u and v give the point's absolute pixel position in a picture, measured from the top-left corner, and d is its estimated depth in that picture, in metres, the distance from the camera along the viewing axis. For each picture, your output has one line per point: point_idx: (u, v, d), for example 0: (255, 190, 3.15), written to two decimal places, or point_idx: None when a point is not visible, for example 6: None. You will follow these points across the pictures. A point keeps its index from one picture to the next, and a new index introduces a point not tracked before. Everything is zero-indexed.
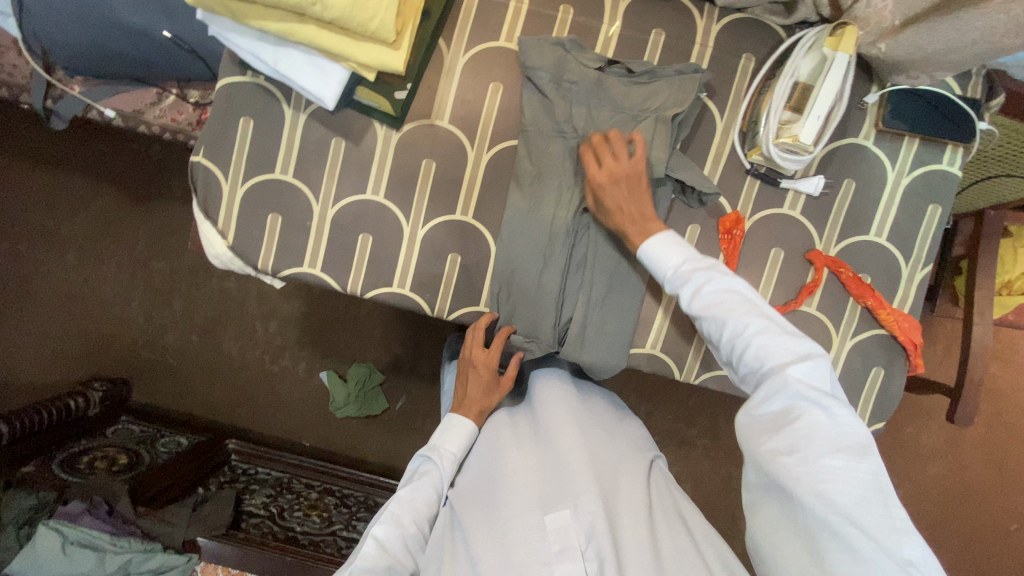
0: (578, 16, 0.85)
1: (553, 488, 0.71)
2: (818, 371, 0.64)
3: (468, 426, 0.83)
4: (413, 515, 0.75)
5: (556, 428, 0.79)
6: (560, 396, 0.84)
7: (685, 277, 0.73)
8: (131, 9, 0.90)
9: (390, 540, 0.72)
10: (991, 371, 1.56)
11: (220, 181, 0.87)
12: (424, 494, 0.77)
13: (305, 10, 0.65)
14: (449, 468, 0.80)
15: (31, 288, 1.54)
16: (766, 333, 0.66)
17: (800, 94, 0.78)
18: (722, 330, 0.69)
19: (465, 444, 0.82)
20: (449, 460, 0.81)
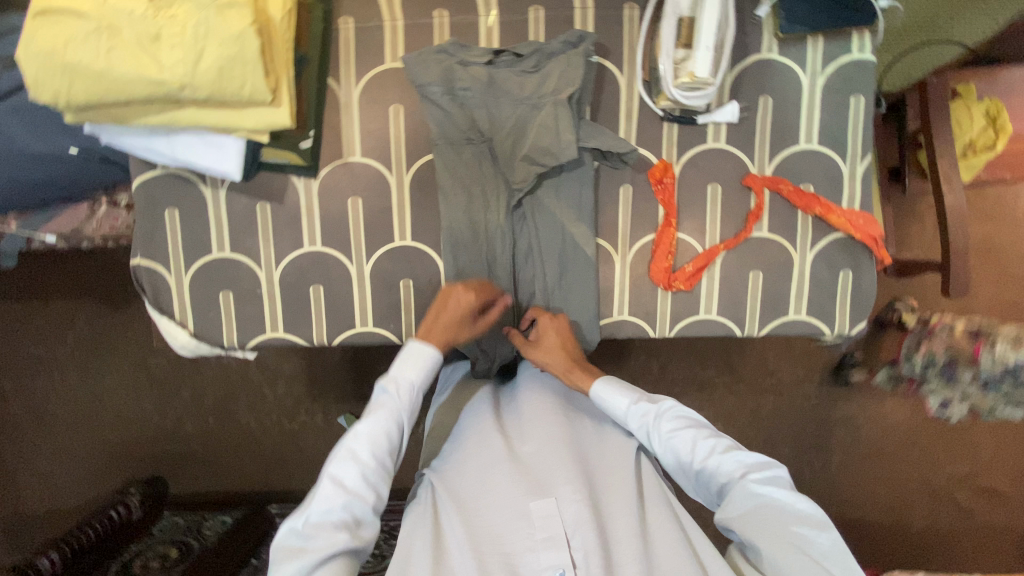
0: (453, 17, 0.84)
1: (538, 476, 0.72)
2: (768, 470, 0.68)
3: (429, 353, 0.77)
4: (370, 443, 0.70)
5: (537, 417, 0.79)
6: (543, 387, 0.85)
7: (640, 407, 0.77)
8: (34, 138, 0.92)
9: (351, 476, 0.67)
10: (980, 232, 1.55)
11: (165, 275, 0.89)
12: (383, 423, 0.71)
13: (176, 95, 0.65)
14: (406, 399, 0.74)
15: (45, 417, 1.58)
16: (712, 443, 0.71)
17: (687, 29, 0.77)
18: (686, 445, 0.73)
19: (425, 372, 0.77)
20: (408, 388, 0.75)
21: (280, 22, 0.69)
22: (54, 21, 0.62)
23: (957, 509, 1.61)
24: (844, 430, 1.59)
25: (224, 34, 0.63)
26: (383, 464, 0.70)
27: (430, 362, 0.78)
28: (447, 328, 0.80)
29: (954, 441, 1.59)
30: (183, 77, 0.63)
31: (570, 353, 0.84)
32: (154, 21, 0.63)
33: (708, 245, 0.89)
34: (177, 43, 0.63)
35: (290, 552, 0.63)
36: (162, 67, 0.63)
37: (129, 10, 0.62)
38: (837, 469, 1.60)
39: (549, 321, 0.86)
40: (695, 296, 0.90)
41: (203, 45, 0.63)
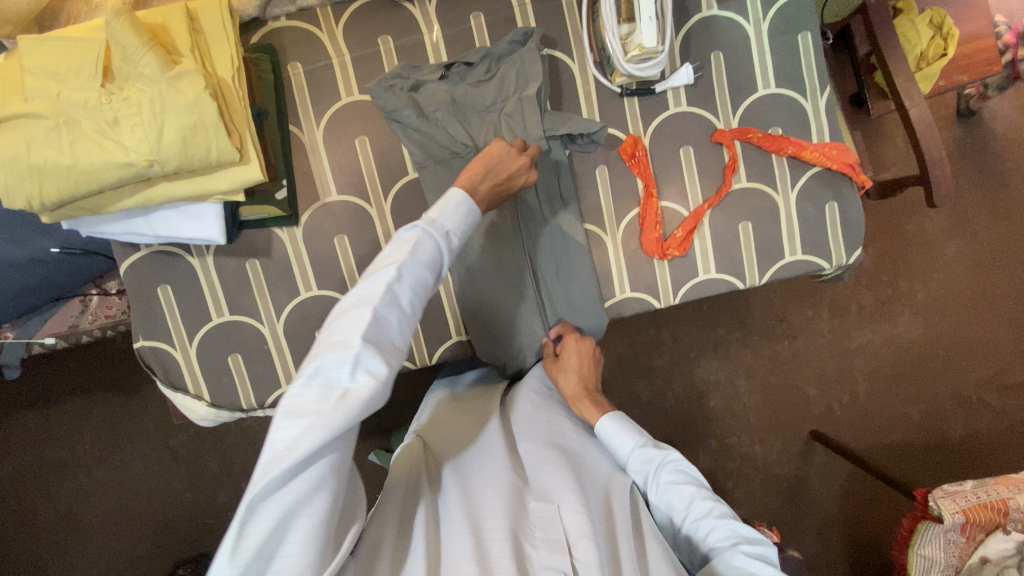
0: (398, 40, 0.85)
1: (540, 484, 0.70)
2: (763, 549, 0.67)
3: (471, 206, 0.67)
4: (410, 290, 0.58)
5: (541, 435, 0.78)
6: (542, 404, 0.84)
7: (642, 454, 0.78)
8: (13, 246, 0.90)
9: (385, 316, 0.55)
10: (950, 137, 1.57)
11: (171, 351, 0.89)
12: (424, 268, 0.60)
13: (147, 174, 0.65)
14: (445, 242, 0.63)
15: (80, 518, 1.56)
16: (706, 510, 0.72)
17: (627, 4, 0.79)
18: (680, 501, 0.74)
19: (466, 223, 0.66)
20: (448, 237, 0.63)
21: (232, 81, 0.70)
22: (10, 128, 0.62)
23: (991, 412, 1.61)
24: (864, 358, 1.60)
25: (181, 105, 0.63)
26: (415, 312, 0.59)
27: (470, 214, 0.67)
28: (475, 176, 0.70)
29: (973, 346, 1.60)
30: (150, 155, 0.64)
31: (585, 384, 0.87)
32: (108, 107, 0.63)
33: (692, 207, 0.90)
34: (136, 123, 0.63)
35: (311, 409, 0.50)
36: (127, 149, 0.63)
37: (83, 101, 0.63)
38: (866, 399, 1.60)
39: (573, 343, 0.88)
40: (691, 259, 0.91)
41: (163, 120, 0.63)
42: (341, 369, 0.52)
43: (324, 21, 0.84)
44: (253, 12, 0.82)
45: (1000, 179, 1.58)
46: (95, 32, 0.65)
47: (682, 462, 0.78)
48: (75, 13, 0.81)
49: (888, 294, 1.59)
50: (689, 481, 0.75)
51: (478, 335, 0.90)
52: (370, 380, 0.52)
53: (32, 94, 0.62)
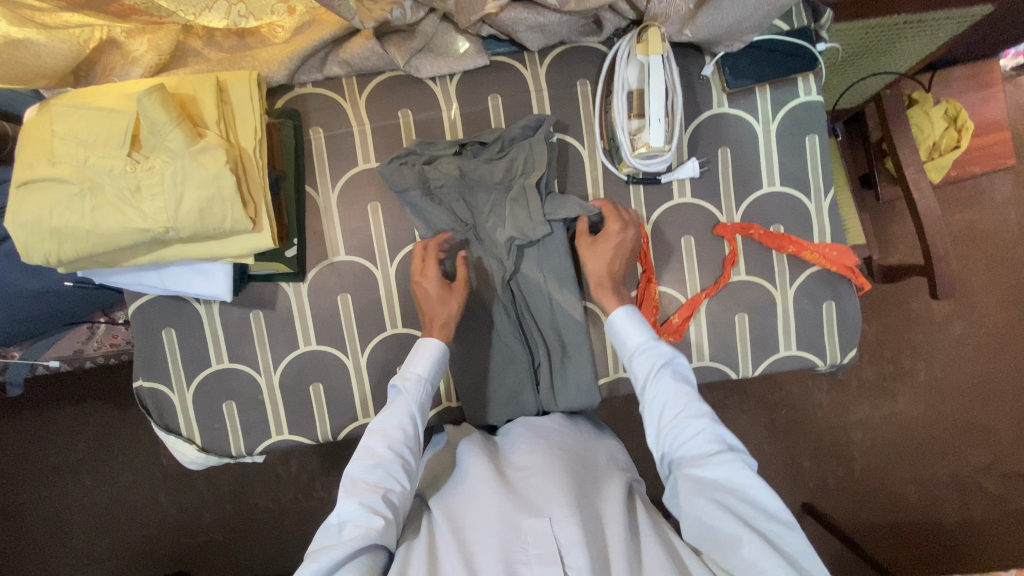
0: (417, 114, 0.88)
1: (532, 498, 0.69)
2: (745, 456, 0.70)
3: (432, 344, 0.82)
4: (385, 441, 0.73)
5: (532, 449, 0.77)
6: (536, 427, 0.83)
7: (653, 350, 0.77)
8: (27, 277, 0.92)
9: (366, 473, 0.70)
10: (962, 221, 1.58)
11: (168, 393, 0.91)
12: (396, 421, 0.75)
13: (162, 238, 0.68)
14: (414, 390, 0.78)
15: (61, 525, 1.51)
16: (705, 414, 0.73)
17: (638, 101, 0.81)
18: (679, 401, 0.74)
19: (433, 365, 0.81)
20: (416, 382, 0.79)
21: (253, 152, 0.74)
22: (38, 190, 0.65)
23: (988, 500, 1.58)
24: (861, 434, 1.58)
25: (202, 178, 0.66)
26: (400, 453, 0.73)
27: (436, 356, 0.81)
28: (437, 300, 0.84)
29: (974, 431, 1.58)
30: (166, 222, 0.67)
31: (613, 273, 0.85)
32: (132, 175, 0.66)
33: (690, 294, 0.92)
34: (156, 192, 0.66)
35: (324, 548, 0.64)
36: (145, 216, 0.66)
37: (108, 168, 0.65)
38: (860, 476, 1.58)
39: (616, 230, 0.84)
40: (686, 344, 0.92)
41: (182, 190, 0.66)
42: (333, 534, 0.66)
43: (348, 92, 0.88)
44: (281, 79, 0.85)
45: (1009, 266, 1.58)
46: (126, 101, 0.68)
47: (683, 368, 0.78)
48: (110, 65, 0.82)
49: (888, 372, 1.58)
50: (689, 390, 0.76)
51: (472, 403, 0.91)
52: (355, 533, 0.64)
53: (60, 158, 0.66)
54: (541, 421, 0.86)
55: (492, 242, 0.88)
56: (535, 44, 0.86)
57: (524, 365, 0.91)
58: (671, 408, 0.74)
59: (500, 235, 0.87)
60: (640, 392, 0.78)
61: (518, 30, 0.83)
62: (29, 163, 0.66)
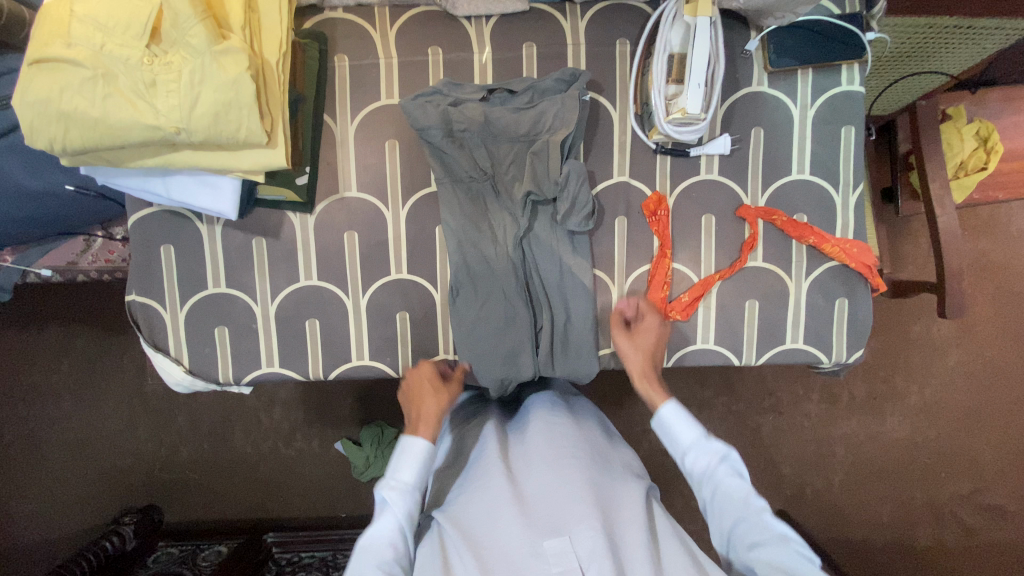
0: (447, 53, 0.85)
1: (551, 514, 0.69)
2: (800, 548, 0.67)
3: (417, 444, 0.78)
4: (378, 554, 0.69)
5: (548, 453, 0.76)
6: (549, 420, 0.83)
7: (707, 446, 0.76)
8: (27, 174, 0.88)
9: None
10: (976, 248, 1.56)
11: (161, 311, 0.89)
12: (386, 543, 0.70)
13: (172, 139, 0.65)
14: (406, 496, 0.74)
15: (36, 444, 1.49)
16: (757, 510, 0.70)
17: (678, 66, 0.78)
18: (730, 497, 0.72)
19: (420, 470, 0.77)
20: (405, 490, 0.74)
21: (275, 64, 0.71)
22: (48, 71, 0.62)
23: (962, 527, 1.59)
24: (845, 448, 1.58)
25: (221, 81, 0.63)
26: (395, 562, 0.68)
27: (424, 460, 0.78)
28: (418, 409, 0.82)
29: (958, 457, 1.58)
30: (179, 122, 0.64)
31: (652, 360, 0.84)
32: (148, 69, 0.63)
33: (703, 274, 0.90)
34: (172, 90, 0.63)
35: None
36: (157, 112, 0.63)
37: (124, 58, 0.62)
38: (841, 488, 1.58)
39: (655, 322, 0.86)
40: (693, 325, 0.90)
41: (199, 91, 0.63)
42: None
43: (379, 21, 0.85)
44: None
45: (1017, 298, 1.56)
46: None
47: (734, 458, 0.75)
48: None
49: (882, 389, 1.58)
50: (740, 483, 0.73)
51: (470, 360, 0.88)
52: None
53: (76, 41, 0.63)
54: (553, 414, 0.84)
55: (509, 197, 0.86)
56: None
57: (527, 327, 0.88)
58: (724, 504, 0.72)
59: (519, 190, 0.85)
60: (698, 489, 0.76)
61: None
62: (41, 42, 0.63)
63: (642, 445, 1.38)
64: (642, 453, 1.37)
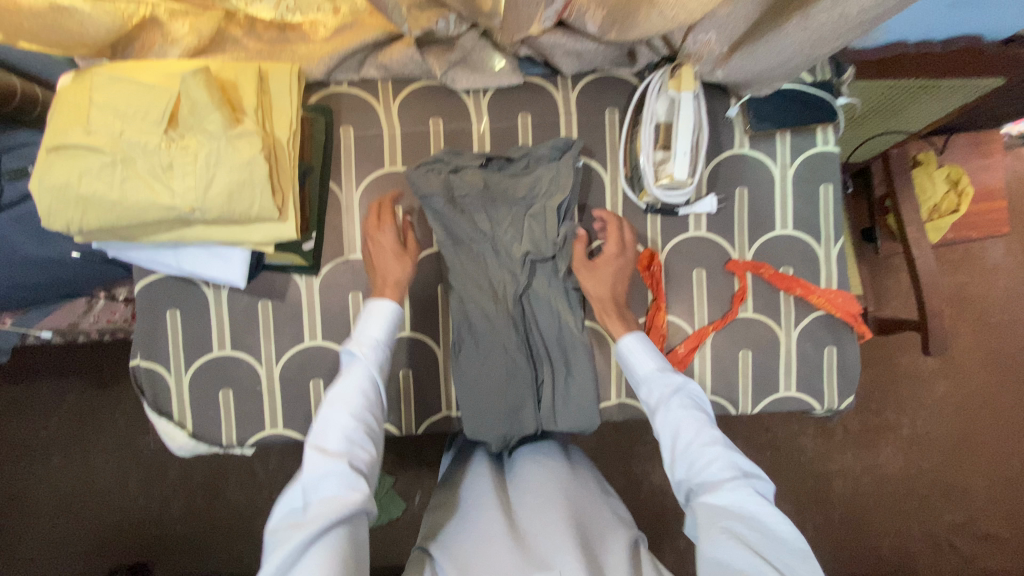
0: (448, 123, 0.90)
1: (543, 552, 0.67)
2: (757, 485, 0.69)
3: (386, 308, 0.81)
4: (347, 403, 0.72)
5: (547, 499, 0.77)
6: (548, 471, 0.83)
7: (666, 375, 0.79)
8: (35, 243, 0.90)
9: (332, 444, 0.68)
10: (955, 282, 1.62)
11: (165, 375, 0.89)
12: (352, 384, 0.73)
13: (187, 217, 0.68)
14: (374, 358, 0.77)
15: (23, 504, 1.46)
16: (717, 444, 0.72)
17: (665, 134, 0.83)
18: (688, 427, 0.74)
19: (387, 330, 0.80)
20: (373, 346, 0.78)
21: (286, 141, 0.74)
22: (68, 156, 0.65)
23: (961, 560, 1.59)
24: (842, 483, 1.59)
25: (236, 163, 0.67)
26: (365, 420, 0.72)
27: (391, 321, 0.81)
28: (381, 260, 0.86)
29: (952, 489, 1.60)
30: (194, 202, 0.67)
31: (616, 297, 0.88)
32: (166, 152, 0.66)
33: (697, 326, 0.93)
34: (188, 172, 0.66)
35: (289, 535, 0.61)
36: (173, 194, 0.66)
37: (142, 143, 0.66)
38: (840, 524, 1.58)
39: (615, 251, 0.88)
40: (689, 375, 0.93)
41: (214, 172, 0.66)
42: (299, 504, 0.64)
43: (383, 94, 0.89)
44: (318, 76, 0.87)
45: (997, 330, 1.62)
46: (169, 80, 0.69)
47: (693, 393, 0.79)
48: (149, 42, 0.82)
49: (874, 423, 1.60)
50: (700, 418, 0.75)
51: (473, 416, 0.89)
52: (324, 500, 0.63)
53: (96, 128, 0.66)
54: (549, 464, 0.85)
55: (508, 256, 0.90)
56: (570, 69, 0.88)
57: (528, 382, 0.90)
58: (684, 436, 0.74)
59: (517, 249, 0.89)
60: (653, 418, 0.78)
61: (556, 54, 0.85)
62: (64, 129, 0.66)
63: (643, 488, 1.38)
64: (642, 496, 1.37)
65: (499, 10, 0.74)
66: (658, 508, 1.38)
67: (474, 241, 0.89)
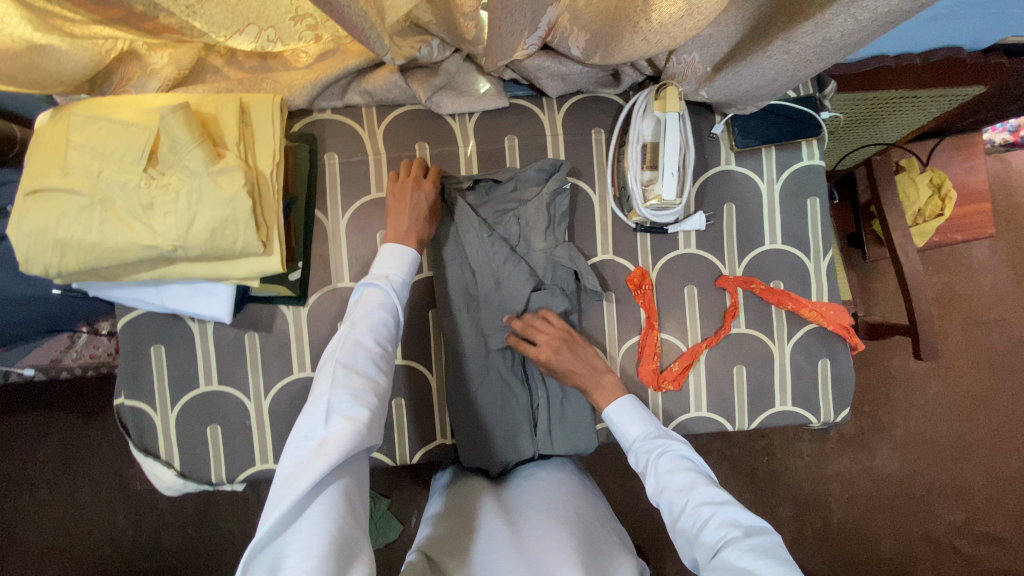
0: (434, 148, 0.89)
1: (545, 551, 0.66)
2: (767, 541, 0.62)
3: (409, 251, 0.78)
4: (370, 333, 0.67)
5: (549, 507, 0.77)
6: (550, 484, 0.83)
7: (653, 438, 0.79)
8: (12, 281, 0.87)
9: (355, 363, 0.64)
10: (942, 284, 1.64)
11: (151, 413, 0.87)
12: (376, 313, 0.70)
13: (169, 255, 0.67)
14: (395, 292, 0.74)
15: (7, 543, 1.41)
16: (711, 502, 0.68)
17: (652, 154, 0.83)
18: (678, 489, 0.71)
19: (408, 268, 0.77)
20: (393, 284, 0.74)
21: (269, 174, 0.73)
22: (44, 198, 0.63)
23: (962, 560, 1.60)
24: (841, 488, 1.59)
25: (219, 199, 0.65)
26: (385, 349, 0.68)
27: (410, 262, 0.78)
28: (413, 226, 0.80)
29: (949, 490, 1.61)
30: (176, 240, 0.65)
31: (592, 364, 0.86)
32: (145, 191, 0.65)
33: (691, 343, 0.93)
34: (170, 211, 0.65)
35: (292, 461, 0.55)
36: (155, 233, 0.65)
37: (121, 182, 0.64)
38: (840, 529, 1.58)
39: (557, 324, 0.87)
40: (685, 393, 0.92)
41: (196, 210, 0.65)
42: (318, 424, 0.57)
43: (367, 121, 0.89)
44: (301, 104, 0.86)
45: (986, 331, 1.64)
46: (147, 116, 0.67)
47: (689, 455, 0.76)
48: (127, 75, 0.81)
49: (868, 427, 1.61)
50: (695, 479, 0.72)
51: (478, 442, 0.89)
52: (345, 424, 0.57)
53: (73, 168, 0.64)
54: (543, 478, 0.85)
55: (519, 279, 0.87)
56: (555, 92, 0.88)
57: (523, 406, 0.90)
58: (674, 495, 0.71)
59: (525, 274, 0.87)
60: (648, 486, 0.76)
61: (541, 77, 0.85)
62: (40, 172, 0.64)
63: (642, 503, 1.37)
64: (642, 511, 1.36)
65: (482, 36, 0.74)
66: (658, 522, 1.36)
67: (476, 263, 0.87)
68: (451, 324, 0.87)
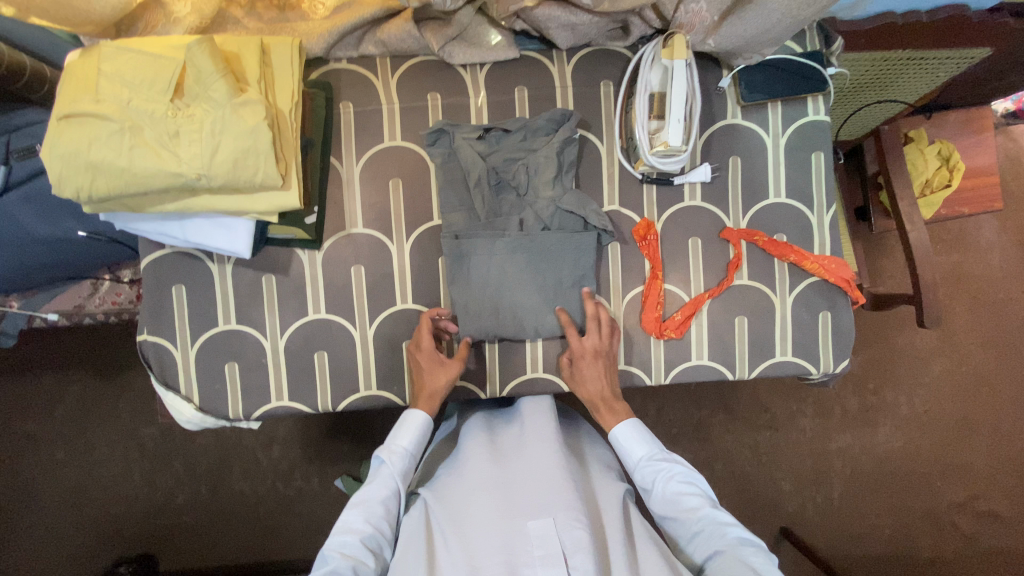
0: (446, 99, 0.91)
1: (536, 498, 0.74)
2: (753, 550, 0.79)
3: (419, 418, 0.85)
4: (364, 515, 0.76)
5: (536, 441, 0.83)
6: (540, 414, 0.89)
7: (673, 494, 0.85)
8: (40, 223, 0.91)
9: (350, 546, 0.73)
10: (950, 262, 1.64)
11: (171, 350, 0.91)
12: (377, 493, 0.79)
13: (193, 184, 0.70)
14: (402, 464, 0.83)
15: (28, 495, 1.46)
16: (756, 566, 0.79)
17: (659, 104, 0.85)
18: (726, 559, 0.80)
19: (417, 436, 0.85)
20: (400, 455, 0.83)
21: (289, 112, 0.77)
22: (78, 124, 0.67)
23: (962, 537, 1.61)
24: (843, 462, 1.60)
25: (241, 131, 0.69)
26: (379, 529, 0.76)
27: (421, 428, 0.85)
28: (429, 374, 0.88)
29: (951, 466, 1.61)
30: (200, 169, 0.68)
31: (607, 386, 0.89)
32: (173, 121, 0.68)
33: (693, 294, 0.95)
34: (195, 139, 0.68)
35: None
36: (180, 161, 0.68)
37: (150, 111, 0.68)
38: (840, 502, 1.60)
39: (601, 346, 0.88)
40: (687, 342, 0.94)
41: (220, 140, 0.68)
42: None
43: (381, 70, 0.91)
44: (318, 52, 0.88)
45: (994, 308, 1.63)
46: (176, 51, 0.71)
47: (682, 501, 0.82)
48: (152, 22, 0.83)
49: (872, 401, 1.62)
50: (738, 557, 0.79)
51: (486, 379, 0.94)
52: None
53: (105, 97, 0.68)
54: (532, 413, 0.91)
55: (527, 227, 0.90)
56: (565, 43, 0.90)
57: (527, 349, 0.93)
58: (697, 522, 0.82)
59: (533, 224, 0.90)
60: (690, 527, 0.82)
61: (550, 28, 0.86)
62: (72, 99, 0.68)
63: None
64: None
65: None
66: None
67: (483, 210, 0.89)
68: (461, 273, 0.89)
